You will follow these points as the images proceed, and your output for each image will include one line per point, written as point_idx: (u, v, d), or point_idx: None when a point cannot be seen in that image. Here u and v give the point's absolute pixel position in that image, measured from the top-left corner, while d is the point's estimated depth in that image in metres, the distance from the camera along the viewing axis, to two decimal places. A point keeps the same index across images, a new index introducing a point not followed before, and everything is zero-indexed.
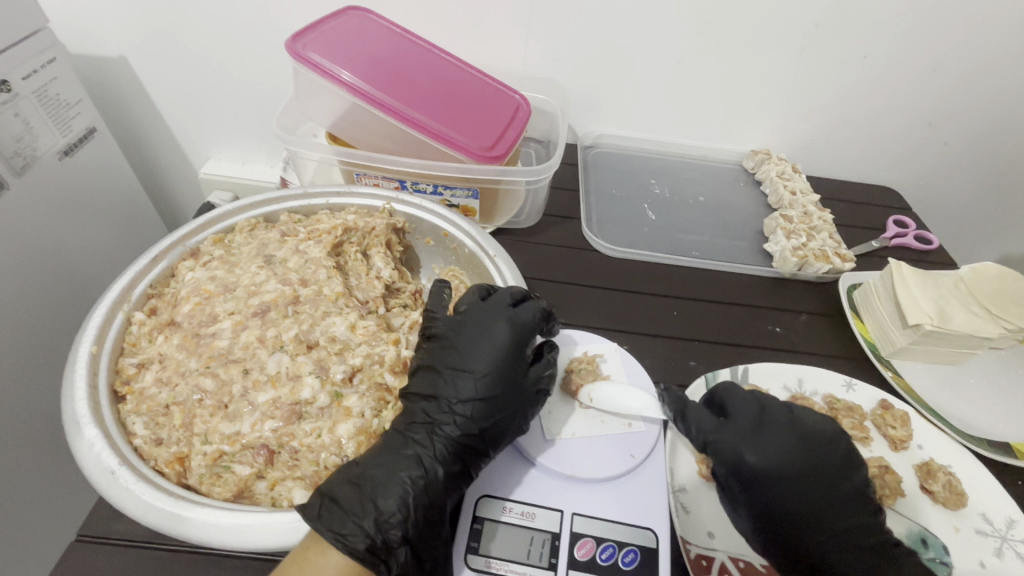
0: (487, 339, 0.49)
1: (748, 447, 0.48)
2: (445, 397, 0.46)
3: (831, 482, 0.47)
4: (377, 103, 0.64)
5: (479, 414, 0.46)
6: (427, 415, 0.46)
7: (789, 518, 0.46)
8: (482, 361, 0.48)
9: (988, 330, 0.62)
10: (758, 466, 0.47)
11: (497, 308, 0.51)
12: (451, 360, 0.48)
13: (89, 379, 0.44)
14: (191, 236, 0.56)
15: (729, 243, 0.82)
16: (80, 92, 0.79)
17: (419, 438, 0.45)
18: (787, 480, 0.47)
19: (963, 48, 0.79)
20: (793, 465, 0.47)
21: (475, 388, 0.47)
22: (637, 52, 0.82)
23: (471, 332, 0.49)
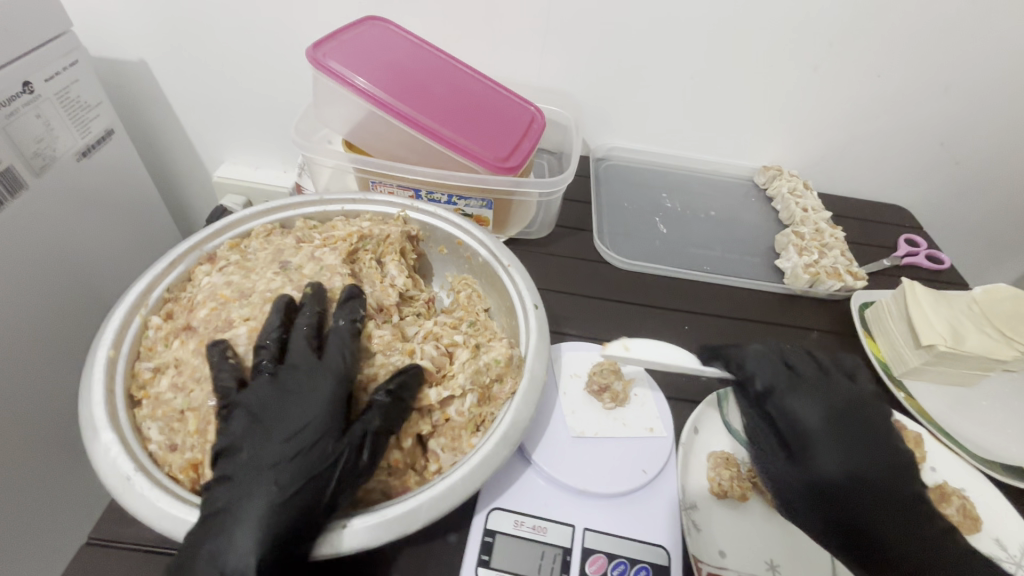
0: (290, 381, 0.44)
1: (808, 408, 0.46)
2: (271, 450, 0.41)
3: (867, 450, 0.45)
4: (395, 112, 0.65)
5: (308, 463, 0.40)
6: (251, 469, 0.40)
7: (847, 496, 0.44)
8: (303, 407, 0.43)
9: (1003, 352, 0.62)
10: (818, 432, 0.46)
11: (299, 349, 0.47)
12: (263, 407, 0.43)
13: (106, 383, 0.44)
14: (208, 242, 0.57)
15: (740, 258, 0.82)
16: (100, 95, 0.80)
17: (256, 491, 0.39)
18: (847, 452, 0.45)
19: (977, 70, 0.80)
20: (830, 429, 0.46)
21: (276, 436, 0.41)
22: (651, 66, 0.83)
23: (300, 359, 0.45)
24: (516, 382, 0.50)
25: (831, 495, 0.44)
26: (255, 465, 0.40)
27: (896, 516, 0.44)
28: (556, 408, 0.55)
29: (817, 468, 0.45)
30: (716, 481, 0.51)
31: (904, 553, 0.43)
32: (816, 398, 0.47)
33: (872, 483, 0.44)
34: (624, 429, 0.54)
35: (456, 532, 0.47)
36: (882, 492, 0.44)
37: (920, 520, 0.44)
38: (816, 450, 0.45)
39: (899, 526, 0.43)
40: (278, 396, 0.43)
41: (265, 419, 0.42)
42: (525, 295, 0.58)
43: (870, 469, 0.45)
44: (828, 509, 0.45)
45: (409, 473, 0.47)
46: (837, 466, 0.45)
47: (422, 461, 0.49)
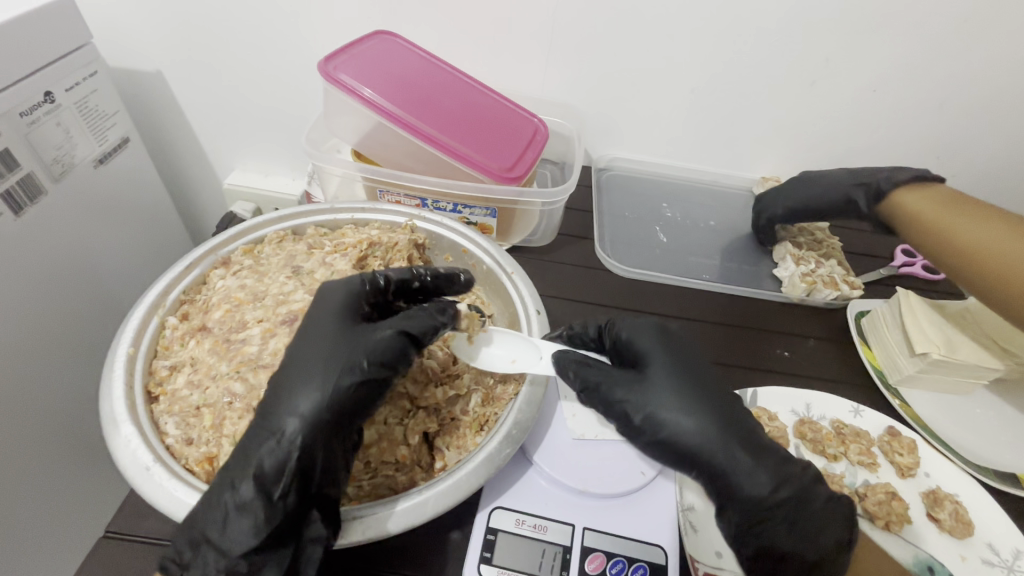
0: (315, 328, 0.45)
1: (632, 335, 0.55)
2: (277, 398, 0.42)
3: (686, 369, 0.52)
4: (403, 123, 0.67)
5: (318, 407, 0.41)
6: (262, 419, 0.42)
7: (666, 406, 0.49)
8: (323, 355, 0.44)
9: (995, 361, 0.63)
10: (649, 349, 0.54)
11: (325, 297, 0.48)
12: (288, 356, 0.45)
13: (125, 379, 0.46)
14: (222, 246, 0.59)
15: (739, 267, 0.83)
16: (117, 104, 0.83)
17: (269, 433, 0.41)
18: (674, 366, 0.52)
19: (969, 86, 0.82)
20: (651, 352, 0.53)
21: (290, 382, 0.43)
22: (652, 80, 0.85)
23: (314, 321, 0.46)
24: (518, 385, 0.53)
25: (659, 402, 0.49)
26: (263, 415, 0.42)
27: (718, 418, 0.48)
28: (557, 411, 0.57)
29: (650, 374, 0.51)
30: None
31: (722, 453, 0.47)
32: (637, 330, 0.56)
33: (693, 390, 0.49)
34: (624, 432, 0.56)
35: (459, 530, 0.48)
36: (704, 395, 0.50)
37: (728, 425, 0.49)
38: (650, 362, 0.52)
39: (722, 428, 0.48)
40: (297, 347, 0.45)
41: (281, 371, 0.44)
42: (528, 302, 0.60)
43: (685, 383, 0.50)
44: (661, 416, 0.48)
45: (415, 469, 0.48)
46: (667, 374, 0.51)
47: (428, 459, 0.50)
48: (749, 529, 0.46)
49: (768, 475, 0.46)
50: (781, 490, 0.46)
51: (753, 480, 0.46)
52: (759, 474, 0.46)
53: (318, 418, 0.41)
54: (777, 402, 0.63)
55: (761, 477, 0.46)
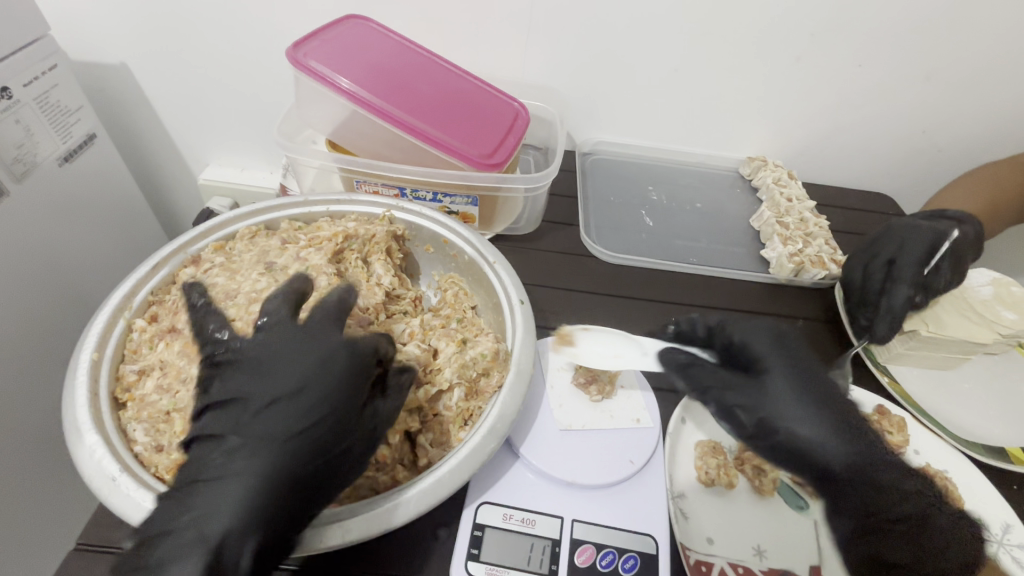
0: (293, 364, 0.43)
1: (747, 337, 0.53)
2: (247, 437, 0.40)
3: (807, 378, 0.50)
4: (378, 112, 0.65)
5: (303, 424, 0.41)
6: (215, 457, 0.40)
7: (784, 410, 0.48)
8: (308, 386, 0.42)
9: (984, 337, 0.63)
10: (768, 352, 0.52)
11: (289, 336, 0.44)
12: (253, 393, 0.42)
13: (89, 386, 0.44)
14: (192, 244, 0.56)
15: (726, 249, 0.82)
16: (81, 99, 0.79)
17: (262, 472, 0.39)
18: (797, 370, 0.50)
19: (956, 59, 0.81)
20: (763, 357, 0.51)
21: (263, 428, 0.41)
22: (633, 60, 0.83)
23: (283, 339, 0.44)
24: (503, 376, 0.51)
25: (775, 405, 0.48)
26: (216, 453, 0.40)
27: (846, 424, 0.48)
28: (543, 402, 0.56)
29: (764, 383, 0.50)
30: (760, 481, 0.53)
31: (841, 464, 0.46)
32: (757, 332, 0.53)
33: (812, 399, 0.48)
34: (611, 421, 0.55)
35: (447, 527, 0.47)
36: (829, 401, 0.49)
37: (854, 435, 0.47)
38: (766, 368, 0.50)
39: (850, 434, 0.47)
40: (263, 386, 0.42)
41: (255, 410, 0.41)
42: (510, 291, 0.58)
43: (812, 394, 0.49)
44: (777, 421, 0.48)
45: (397, 468, 0.47)
46: (792, 380, 0.49)
47: (411, 457, 0.49)
48: (861, 540, 0.46)
49: (891, 478, 0.46)
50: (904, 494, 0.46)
51: (880, 483, 0.45)
52: (880, 478, 0.46)
53: (281, 455, 0.40)
54: None
55: (884, 487, 0.45)
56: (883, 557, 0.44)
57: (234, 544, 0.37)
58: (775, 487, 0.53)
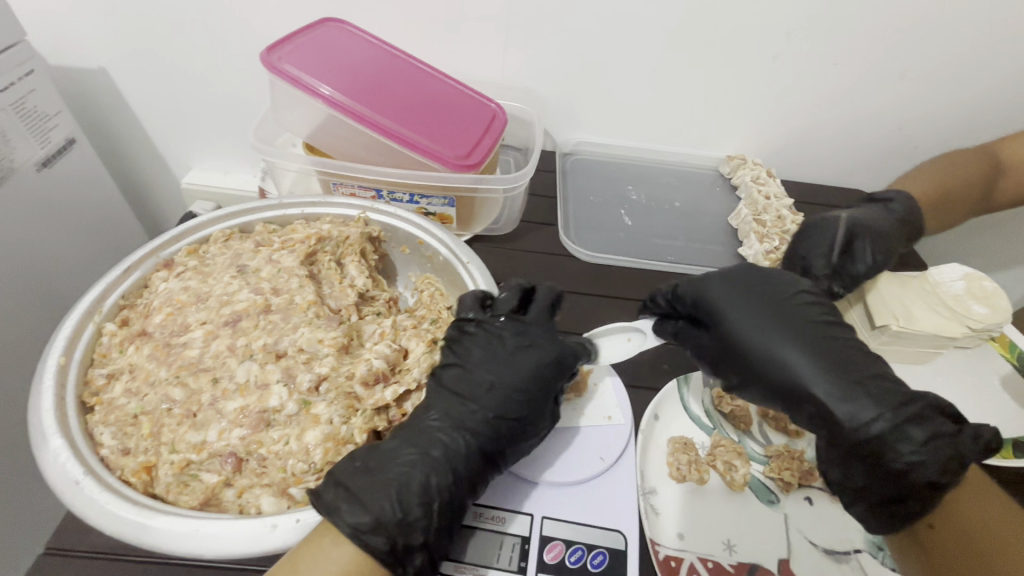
0: (514, 349, 0.51)
1: (705, 287, 0.57)
2: (485, 404, 0.48)
3: (771, 315, 0.54)
4: (353, 114, 0.65)
5: (499, 413, 0.47)
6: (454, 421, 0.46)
7: (757, 353, 0.52)
8: (516, 381, 0.49)
9: (954, 330, 0.64)
10: (720, 300, 0.56)
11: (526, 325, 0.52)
12: (482, 368, 0.49)
13: (56, 391, 0.44)
14: (165, 248, 0.57)
15: (704, 247, 0.83)
16: (60, 104, 0.79)
17: (417, 441, 0.45)
18: (746, 313, 0.55)
19: (929, 57, 0.81)
20: (723, 303, 0.56)
21: (505, 393, 0.48)
22: (611, 61, 0.84)
23: (481, 344, 0.51)
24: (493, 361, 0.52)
25: (748, 350, 0.53)
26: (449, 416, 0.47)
27: (809, 352, 0.51)
28: None
29: (723, 332, 0.55)
30: (731, 475, 0.54)
31: (823, 395, 0.49)
32: (713, 281, 0.58)
33: (783, 337, 0.52)
34: (582, 419, 0.56)
35: None
36: (788, 333, 0.52)
37: (831, 364, 0.50)
38: (718, 318, 0.55)
39: (814, 356, 0.51)
40: (510, 364, 0.50)
41: (468, 400, 0.48)
42: (483, 291, 0.59)
43: (777, 332, 0.53)
44: (754, 366, 0.52)
45: None
46: (746, 323, 0.54)
47: None
48: (872, 475, 0.47)
49: (860, 398, 0.48)
50: (882, 419, 0.46)
51: (850, 403, 0.48)
52: (871, 408, 0.47)
53: (518, 414, 0.48)
54: None
55: (876, 415, 0.47)
56: (898, 485, 0.46)
57: (418, 517, 0.41)
58: (746, 482, 0.54)
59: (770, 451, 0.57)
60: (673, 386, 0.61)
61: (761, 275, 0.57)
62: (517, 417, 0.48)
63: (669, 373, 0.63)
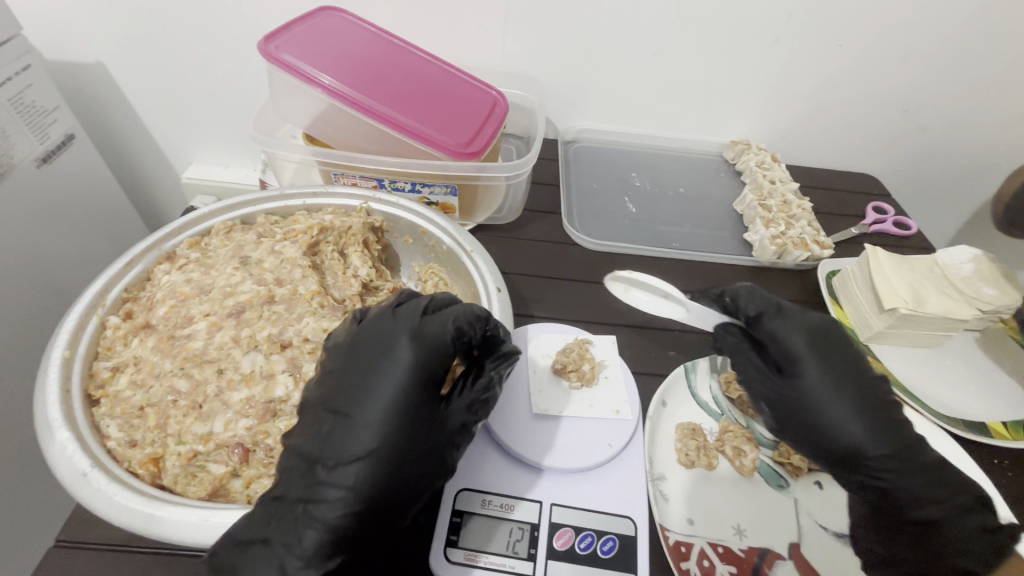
0: (382, 373, 0.43)
1: (792, 330, 0.51)
2: (350, 456, 0.40)
3: (851, 374, 0.49)
4: (353, 103, 0.64)
5: (378, 447, 0.40)
6: (319, 484, 0.39)
7: (830, 413, 0.47)
8: (393, 398, 0.42)
9: (962, 312, 0.63)
10: (800, 345, 0.50)
11: (395, 343, 0.44)
12: (347, 406, 0.42)
13: (61, 384, 0.44)
14: (167, 240, 0.56)
15: (710, 233, 0.82)
16: (57, 98, 0.78)
17: (284, 513, 0.39)
18: (830, 369, 0.49)
19: (937, 35, 0.80)
20: (809, 351, 0.50)
21: (373, 435, 0.41)
22: (613, 45, 0.82)
23: (365, 361, 0.43)
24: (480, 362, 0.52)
25: (818, 407, 0.48)
26: (310, 482, 0.40)
27: (873, 424, 0.47)
28: (523, 387, 0.57)
29: (799, 384, 0.49)
30: (740, 461, 0.54)
31: (886, 469, 0.46)
32: (804, 326, 0.51)
33: (859, 399, 0.48)
34: (590, 410, 0.55)
35: (425, 514, 0.47)
36: (859, 399, 0.48)
37: (901, 438, 0.47)
38: (799, 370, 0.49)
39: (880, 428, 0.47)
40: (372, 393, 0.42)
41: (345, 439, 0.40)
42: (488, 279, 0.58)
43: (852, 394, 0.48)
44: (819, 425, 0.48)
45: None
46: (827, 383, 0.48)
47: None
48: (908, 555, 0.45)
49: (920, 480, 0.46)
50: (942, 508, 0.45)
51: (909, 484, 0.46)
52: (927, 491, 0.45)
53: (393, 455, 0.40)
54: None
55: (934, 498, 0.45)
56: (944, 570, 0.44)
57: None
58: (755, 467, 0.54)
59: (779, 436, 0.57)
60: (680, 372, 0.60)
61: (837, 326, 0.52)
62: (389, 458, 0.40)
63: (675, 361, 0.64)
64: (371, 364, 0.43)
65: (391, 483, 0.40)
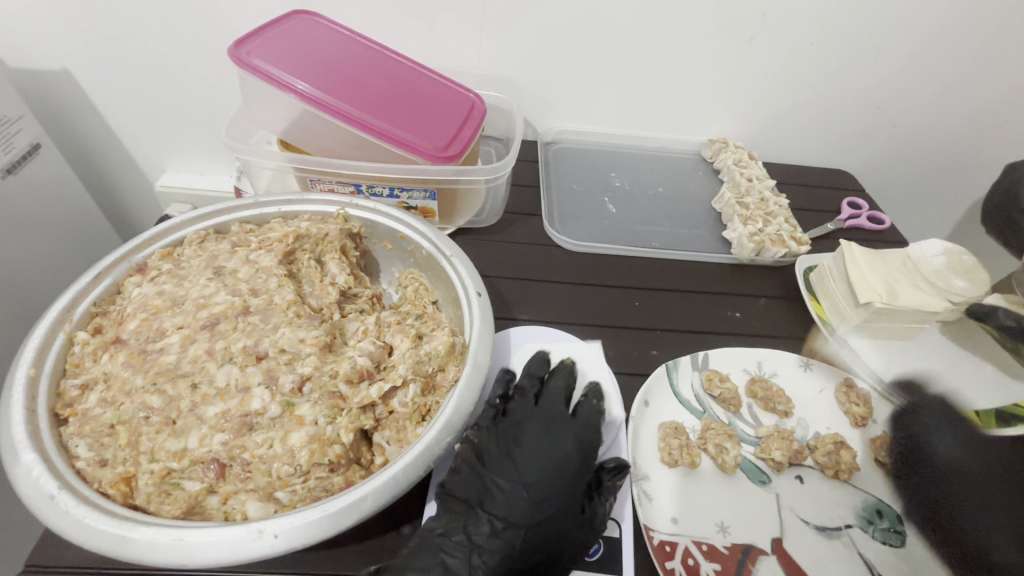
0: (541, 458, 0.48)
1: None
2: (513, 519, 0.45)
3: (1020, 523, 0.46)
4: (328, 109, 0.63)
5: (523, 533, 0.44)
6: (469, 539, 0.44)
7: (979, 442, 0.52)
8: (538, 480, 0.47)
9: (937, 304, 0.64)
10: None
11: (557, 425, 0.51)
12: (499, 475, 0.47)
13: (26, 403, 0.42)
14: (138, 251, 0.55)
15: (689, 232, 0.83)
16: (20, 107, 0.75)
17: (418, 562, 0.43)
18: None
19: (904, 33, 0.82)
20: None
21: (529, 502, 0.46)
22: (590, 46, 0.83)
23: (526, 447, 0.49)
24: (459, 369, 0.50)
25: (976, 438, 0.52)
26: (470, 534, 0.44)
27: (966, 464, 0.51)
28: None
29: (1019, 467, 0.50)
30: (723, 458, 0.54)
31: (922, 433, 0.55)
32: None
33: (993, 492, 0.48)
34: None
35: (410, 523, 0.47)
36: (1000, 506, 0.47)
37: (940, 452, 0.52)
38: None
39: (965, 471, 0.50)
40: (572, 467, 0.48)
41: (483, 526, 0.45)
42: (469, 283, 0.57)
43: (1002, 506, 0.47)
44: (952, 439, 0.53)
45: (352, 467, 0.46)
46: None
47: (368, 455, 0.48)
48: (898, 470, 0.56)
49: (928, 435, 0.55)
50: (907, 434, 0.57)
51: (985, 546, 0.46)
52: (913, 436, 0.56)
53: (553, 529, 0.45)
54: (728, 363, 0.64)
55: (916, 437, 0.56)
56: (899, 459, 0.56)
57: None
58: (737, 464, 0.54)
59: (761, 431, 0.58)
60: (663, 370, 0.61)
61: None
62: (551, 526, 0.45)
63: (658, 361, 0.64)
64: (513, 440, 0.49)
65: (552, 553, 0.45)
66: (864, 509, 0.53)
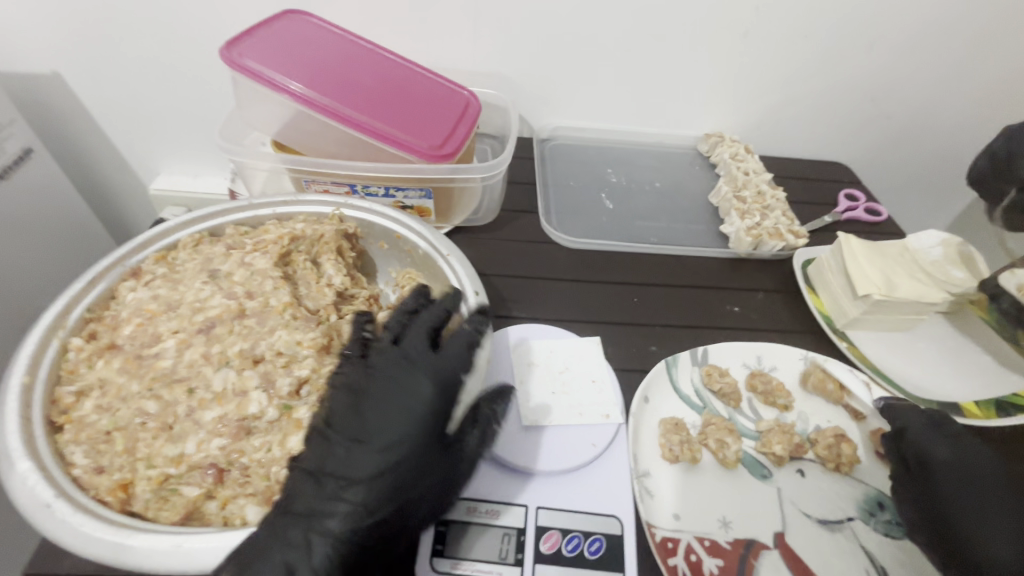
0: (392, 407, 0.43)
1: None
2: (357, 476, 0.41)
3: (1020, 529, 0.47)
4: (321, 109, 0.63)
5: (370, 489, 0.41)
6: (308, 508, 0.40)
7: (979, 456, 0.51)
8: (387, 432, 0.43)
9: (934, 296, 0.64)
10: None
11: (412, 368, 0.45)
12: (342, 433, 0.43)
13: (21, 411, 0.42)
14: (131, 255, 0.54)
15: (687, 227, 0.82)
16: (10, 111, 0.75)
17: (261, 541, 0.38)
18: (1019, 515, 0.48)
19: (898, 23, 0.81)
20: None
21: (375, 456, 0.42)
22: (584, 42, 0.82)
23: (376, 396, 0.44)
24: None
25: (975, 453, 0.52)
26: (310, 502, 0.40)
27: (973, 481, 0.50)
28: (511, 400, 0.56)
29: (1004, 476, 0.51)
30: (723, 453, 0.54)
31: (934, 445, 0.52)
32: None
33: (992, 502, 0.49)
34: (580, 418, 0.55)
35: None
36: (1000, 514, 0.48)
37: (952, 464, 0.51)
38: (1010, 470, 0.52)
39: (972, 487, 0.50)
40: (424, 411, 0.43)
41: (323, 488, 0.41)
42: (466, 283, 0.57)
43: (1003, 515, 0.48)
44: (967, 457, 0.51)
45: None
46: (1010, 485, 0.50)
47: None
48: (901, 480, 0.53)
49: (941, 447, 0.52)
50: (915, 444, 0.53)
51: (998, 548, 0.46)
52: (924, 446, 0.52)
53: (405, 481, 0.42)
54: (726, 357, 0.63)
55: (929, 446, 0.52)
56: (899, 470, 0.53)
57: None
58: (739, 458, 0.54)
59: (761, 426, 0.58)
60: (661, 365, 0.61)
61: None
62: (406, 478, 0.42)
63: (656, 356, 0.64)
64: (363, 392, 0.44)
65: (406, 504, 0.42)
66: (866, 502, 0.53)
